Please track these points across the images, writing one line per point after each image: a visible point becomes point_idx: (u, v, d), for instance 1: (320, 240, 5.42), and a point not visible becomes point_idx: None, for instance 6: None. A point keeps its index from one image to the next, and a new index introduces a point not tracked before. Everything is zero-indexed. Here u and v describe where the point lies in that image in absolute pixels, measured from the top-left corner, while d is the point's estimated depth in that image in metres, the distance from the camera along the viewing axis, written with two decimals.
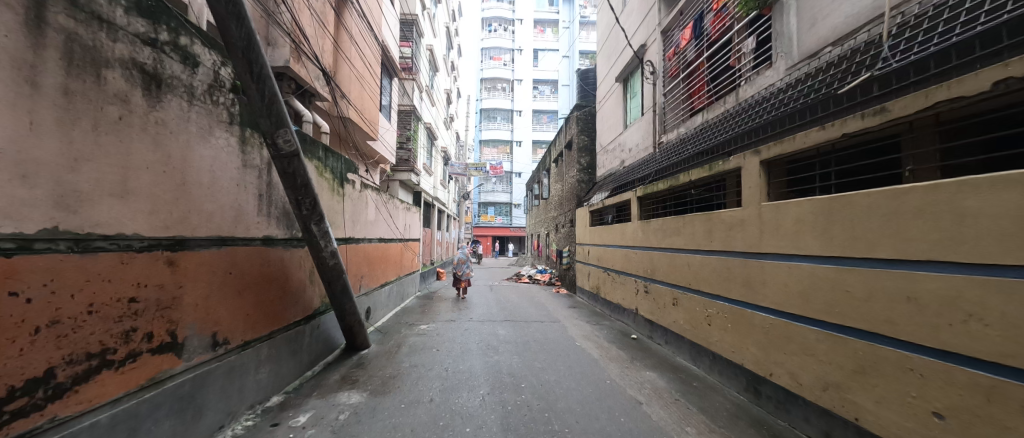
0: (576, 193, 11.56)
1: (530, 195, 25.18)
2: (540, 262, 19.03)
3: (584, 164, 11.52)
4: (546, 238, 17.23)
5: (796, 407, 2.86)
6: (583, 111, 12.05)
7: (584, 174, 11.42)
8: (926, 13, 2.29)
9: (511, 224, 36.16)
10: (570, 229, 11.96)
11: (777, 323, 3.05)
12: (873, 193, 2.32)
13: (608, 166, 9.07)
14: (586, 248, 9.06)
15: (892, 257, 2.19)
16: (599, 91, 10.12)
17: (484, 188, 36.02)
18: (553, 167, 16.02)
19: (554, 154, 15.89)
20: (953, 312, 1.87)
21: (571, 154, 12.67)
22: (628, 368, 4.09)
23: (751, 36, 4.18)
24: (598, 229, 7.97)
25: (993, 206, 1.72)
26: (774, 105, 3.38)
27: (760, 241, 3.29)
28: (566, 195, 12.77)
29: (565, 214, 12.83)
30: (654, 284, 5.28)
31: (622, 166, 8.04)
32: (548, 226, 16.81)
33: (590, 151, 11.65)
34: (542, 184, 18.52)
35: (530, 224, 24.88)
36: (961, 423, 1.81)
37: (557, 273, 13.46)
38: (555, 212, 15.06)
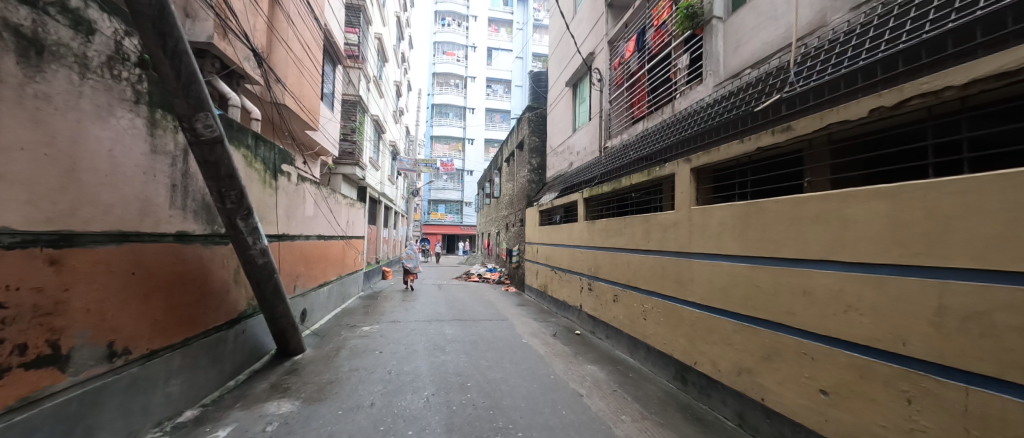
0: (527, 193, 11.75)
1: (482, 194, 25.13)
2: (490, 261, 19.04)
3: (535, 165, 11.77)
4: (496, 237, 17.27)
5: (715, 391, 3.18)
6: (535, 113, 12.28)
7: (534, 174, 11.65)
8: (823, 48, 2.67)
9: (462, 222, 35.80)
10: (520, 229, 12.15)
11: (702, 316, 3.35)
12: (781, 201, 2.64)
13: (557, 168, 9.33)
14: (535, 246, 9.25)
15: (794, 257, 2.52)
16: (550, 94, 10.38)
17: (435, 185, 35.23)
18: (505, 166, 16.17)
19: (505, 154, 16.04)
20: (838, 303, 2.21)
21: (522, 154, 12.86)
22: (572, 363, 4.25)
23: (686, 53, 4.54)
24: (547, 228, 8.16)
25: (870, 214, 2.05)
26: (703, 118, 3.71)
27: (689, 241, 3.60)
28: (517, 194, 12.93)
29: (515, 213, 13.00)
30: (597, 282, 5.55)
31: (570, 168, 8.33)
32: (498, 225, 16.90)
33: (541, 152, 11.92)
34: (494, 183, 18.62)
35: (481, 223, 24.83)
36: (841, 398, 2.15)
37: (507, 271, 13.60)
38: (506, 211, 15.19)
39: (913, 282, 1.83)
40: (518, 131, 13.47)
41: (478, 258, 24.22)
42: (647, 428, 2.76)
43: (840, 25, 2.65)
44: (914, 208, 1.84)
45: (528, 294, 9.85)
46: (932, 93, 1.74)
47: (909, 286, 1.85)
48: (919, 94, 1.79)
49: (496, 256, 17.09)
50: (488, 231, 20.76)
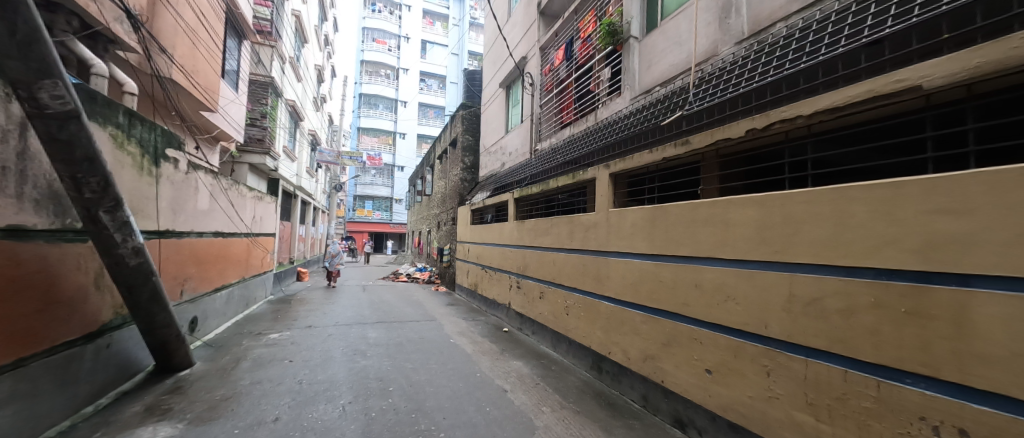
0: (459, 192, 11.63)
1: (413, 192, 24.27)
2: (420, 261, 18.43)
3: (468, 163, 11.72)
4: (427, 236, 16.79)
5: (625, 378, 3.49)
6: (468, 112, 12.22)
7: (467, 173, 11.61)
8: (714, 74, 3.08)
9: (391, 220, 34.11)
10: (451, 227, 11.99)
11: (616, 309, 3.65)
12: (679, 205, 2.99)
13: (489, 167, 9.40)
14: (466, 245, 9.20)
15: (689, 255, 2.89)
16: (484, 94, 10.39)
17: (363, 180, 32.99)
18: (437, 163, 15.84)
19: (438, 151, 15.71)
20: (720, 293, 2.60)
21: (455, 152, 12.71)
22: (498, 360, 4.32)
23: (607, 67, 4.90)
24: (478, 227, 8.17)
25: (747, 219, 2.46)
26: (619, 128, 4.03)
27: (606, 241, 3.89)
28: (449, 192, 12.74)
29: (447, 211, 12.79)
30: (525, 280, 5.72)
31: (502, 168, 8.45)
32: (430, 223, 16.44)
33: (474, 151, 11.91)
34: (425, 180, 18.09)
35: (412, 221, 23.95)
36: (721, 374, 2.53)
37: (437, 271, 13.33)
38: (437, 210, 14.86)
39: (774, 275, 2.26)
40: (451, 128, 13.28)
41: (407, 258, 23.32)
42: (565, 417, 2.93)
43: (727, 57, 3.10)
44: (776, 215, 2.28)
45: (459, 293, 9.77)
46: (790, 120, 2.20)
47: (771, 279, 2.28)
48: (780, 120, 2.26)
49: (427, 256, 16.62)
50: (418, 230, 20.15)
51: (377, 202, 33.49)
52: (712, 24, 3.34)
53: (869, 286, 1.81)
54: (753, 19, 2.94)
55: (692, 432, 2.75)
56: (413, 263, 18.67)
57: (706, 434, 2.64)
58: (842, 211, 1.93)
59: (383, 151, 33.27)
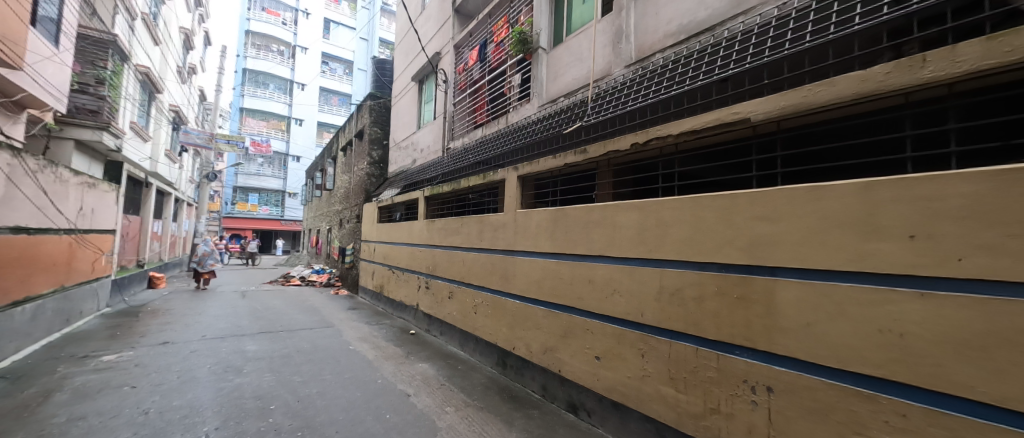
0: (365, 187, 10.85)
1: (311, 185, 21.83)
2: (318, 262, 16.64)
3: (376, 157, 11.03)
4: (327, 235, 15.26)
5: (527, 371, 3.68)
6: (377, 102, 11.49)
7: (375, 167, 10.92)
8: (607, 90, 3.42)
9: (283, 216, 29.99)
10: (355, 226, 11.10)
11: (520, 306, 3.82)
12: (578, 208, 3.26)
13: (400, 163, 8.97)
14: (372, 244, 8.64)
15: (584, 253, 3.17)
16: (395, 86, 9.89)
17: (246, 169, 28.34)
18: (340, 156, 14.55)
19: (341, 142, 14.44)
20: (608, 287, 2.92)
21: (361, 145, 11.82)
22: (402, 364, 4.15)
23: (518, 73, 5.08)
24: (386, 226, 7.73)
25: (630, 222, 2.81)
26: (527, 133, 4.21)
27: (513, 241, 4.03)
28: (354, 188, 11.79)
29: (351, 208, 11.81)
30: (434, 280, 5.61)
31: (413, 165, 8.15)
32: (330, 221, 14.95)
33: (383, 145, 11.26)
34: (326, 173, 16.45)
35: (309, 219, 21.50)
36: (607, 360, 2.85)
37: (337, 273, 12.25)
38: (339, 206, 13.61)
39: (649, 270, 2.63)
40: (357, 118, 12.31)
41: (301, 259, 20.95)
42: (468, 415, 2.96)
43: (618, 77, 3.47)
44: (652, 219, 2.66)
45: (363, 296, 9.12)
46: (663, 137, 2.59)
47: (646, 274, 2.65)
48: (657, 138, 2.64)
49: (326, 257, 15.08)
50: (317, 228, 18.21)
51: (265, 195, 29.18)
52: (607, 47, 3.75)
53: (714, 277, 2.25)
54: (639, 48, 3.38)
55: (582, 414, 3.04)
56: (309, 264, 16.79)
57: (594, 415, 2.94)
58: (698, 217, 2.36)
59: (275, 137, 29.17)
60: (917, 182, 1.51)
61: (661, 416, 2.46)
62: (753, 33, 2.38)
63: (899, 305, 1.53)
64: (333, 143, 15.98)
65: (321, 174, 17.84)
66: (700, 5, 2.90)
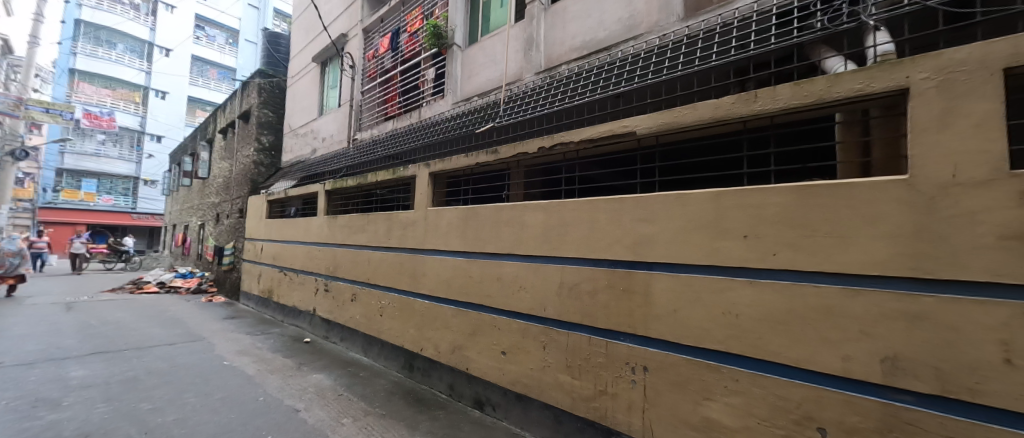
0: (251, 177, 9.46)
1: (178, 172, 18.13)
2: (187, 264, 13.91)
3: (265, 144, 9.70)
4: (199, 232, 12.83)
5: (435, 371, 3.61)
6: (269, 81, 10.09)
7: (263, 155, 9.59)
8: (518, 95, 3.54)
9: (135, 209, 24.25)
10: (238, 221, 9.57)
11: (429, 306, 3.73)
12: (489, 207, 3.30)
13: (297, 153, 8.02)
14: (258, 243, 7.54)
15: (493, 252, 3.22)
16: (293, 66, 8.79)
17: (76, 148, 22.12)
18: (220, 139, 12.41)
19: (221, 123, 12.31)
20: (515, 284, 3.02)
21: (247, 128, 10.24)
22: (292, 377, 3.71)
23: (432, 67, 4.96)
24: (277, 222, 6.81)
25: (537, 221, 2.94)
26: (440, 130, 4.13)
27: (423, 239, 3.90)
28: (236, 178, 10.16)
29: (232, 201, 10.15)
30: (334, 282, 5.14)
31: (313, 155, 7.36)
32: (204, 216, 12.62)
33: (275, 130, 9.96)
34: (198, 158, 13.83)
35: (173, 213, 17.80)
36: (513, 354, 2.96)
37: (212, 276, 10.41)
38: (217, 198, 11.59)
39: (552, 267, 2.81)
40: (243, 98, 10.62)
41: (161, 261, 17.26)
42: (368, 424, 2.79)
43: (528, 83, 3.62)
44: (556, 219, 2.82)
45: (246, 303, 7.90)
46: (566, 143, 2.79)
47: (550, 270, 2.82)
48: (561, 144, 2.82)
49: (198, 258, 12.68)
50: (185, 224, 15.21)
51: (108, 182, 23.20)
52: (519, 53, 3.88)
53: (606, 272, 2.50)
54: (548, 57, 3.59)
55: (488, 409, 3.10)
56: (172, 268, 13.89)
57: (499, 408, 3.02)
58: (593, 218, 2.59)
59: (123, 110, 23.44)
60: (750, 192, 1.89)
61: (559, 402, 2.64)
62: (640, 57, 2.69)
63: (736, 292, 1.90)
64: (210, 123, 13.54)
65: (192, 160, 14.94)
66: (599, 26, 3.20)
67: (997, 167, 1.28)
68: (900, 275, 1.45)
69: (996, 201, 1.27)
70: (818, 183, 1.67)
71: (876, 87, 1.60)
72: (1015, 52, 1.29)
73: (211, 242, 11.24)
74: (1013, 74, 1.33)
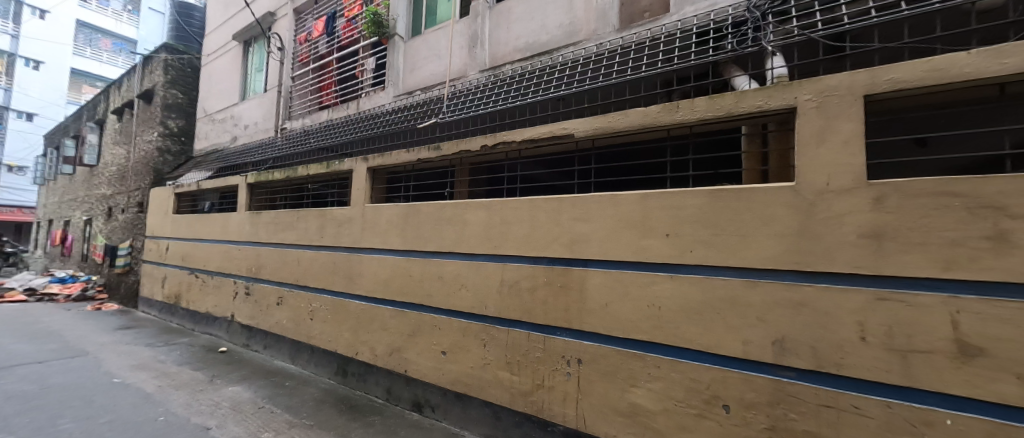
0: (154, 166, 8.30)
1: (55, 157, 15.19)
2: (67, 267, 11.74)
3: (173, 129, 8.60)
4: (85, 229, 10.92)
5: (371, 376, 3.46)
6: (178, 58, 8.90)
7: (169, 141, 8.48)
8: (461, 92, 3.50)
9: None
10: (137, 217, 8.31)
11: (365, 307, 3.56)
12: (431, 204, 3.22)
13: (213, 141, 7.18)
14: (164, 242, 6.61)
15: (435, 250, 3.16)
16: (209, 42, 7.83)
17: None
18: (113, 121, 10.67)
19: (114, 102, 10.59)
20: (456, 282, 2.99)
21: (149, 109, 8.94)
22: (202, 391, 3.31)
23: (371, 56, 4.73)
24: (187, 218, 6.04)
25: (479, 219, 2.93)
26: (380, 123, 3.94)
27: (359, 238, 3.70)
28: (134, 166, 8.83)
29: (129, 194, 8.79)
30: (257, 285, 4.68)
31: (233, 144, 6.64)
32: (92, 210, 10.78)
33: (187, 114, 8.87)
34: (83, 142, 11.74)
35: (49, 206, 14.90)
36: (453, 354, 2.93)
37: (104, 281, 8.93)
38: (109, 190, 9.96)
39: (493, 265, 2.82)
40: (144, 74, 9.23)
41: (31, 265, 14.35)
42: None
43: (472, 80, 3.60)
44: (498, 217, 2.83)
45: (147, 311, 6.88)
46: (509, 143, 2.81)
47: (491, 268, 2.83)
48: (503, 143, 2.84)
49: (83, 261, 10.76)
50: (65, 220, 12.82)
51: None
52: (463, 49, 3.84)
53: (545, 269, 2.57)
54: (492, 56, 3.60)
55: (427, 411, 3.04)
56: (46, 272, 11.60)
57: (438, 409, 2.98)
58: (534, 216, 2.65)
59: None
60: (672, 194, 2.06)
61: (498, 399, 2.67)
62: (579, 63, 2.80)
63: (660, 285, 2.06)
64: (100, 102, 11.57)
65: (75, 144, 12.65)
66: (542, 29, 3.28)
67: (859, 177, 1.53)
68: (788, 268, 1.68)
69: (857, 205, 1.53)
70: (727, 188, 1.87)
71: (772, 105, 1.82)
72: (872, 82, 1.56)
73: (101, 240, 9.62)
74: (872, 100, 1.61)
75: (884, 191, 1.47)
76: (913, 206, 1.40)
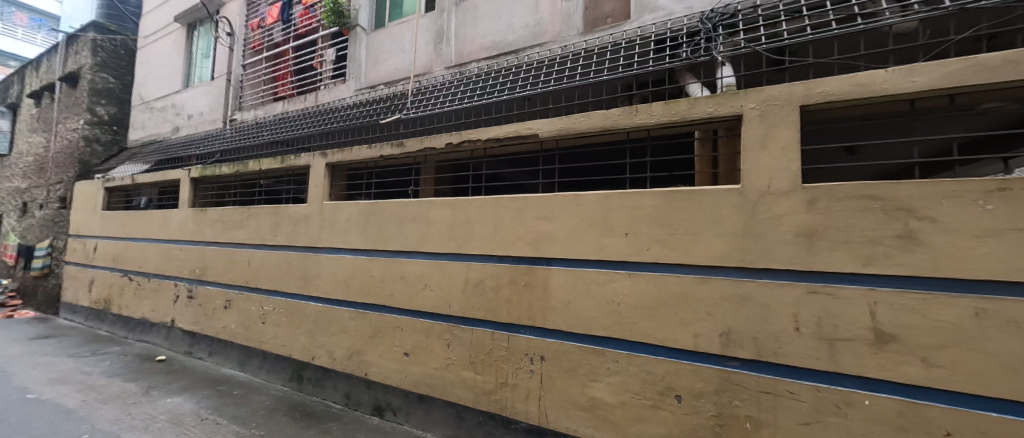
0: (79, 157, 7.51)
1: None
2: None
3: (103, 117, 7.85)
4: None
5: (329, 381, 3.32)
6: (108, 38, 8.10)
7: (98, 130, 7.74)
8: (427, 88, 3.43)
9: None
10: (59, 214, 7.46)
11: (323, 310, 3.41)
12: (394, 202, 3.14)
13: (151, 131, 6.59)
14: (91, 241, 5.97)
15: (397, 250, 3.08)
16: (147, 23, 7.17)
17: None
18: (27, 105, 9.52)
19: (29, 83, 9.44)
20: (419, 282, 2.94)
21: (72, 93, 8.06)
22: (135, 405, 3.03)
23: (331, 48, 4.53)
24: (119, 215, 5.50)
25: (443, 218, 2.89)
26: (340, 117, 3.77)
27: (317, 236, 3.54)
28: (54, 156, 7.93)
29: (48, 187, 7.88)
30: (202, 287, 4.35)
31: (175, 135, 6.12)
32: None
33: (120, 101, 8.15)
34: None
35: None
36: (416, 355, 2.87)
37: (17, 285, 7.93)
38: (21, 182, 8.86)
39: (457, 264, 2.79)
40: (67, 54, 8.31)
41: None
42: None
43: (439, 76, 3.54)
44: (463, 216, 2.80)
45: (71, 318, 6.20)
46: (474, 141, 2.79)
47: (455, 267, 2.80)
48: (469, 141, 2.82)
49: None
50: None
51: None
52: (429, 44, 3.77)
53: (509, 268, 2.58)
54: (458, 53, 3.56)
55: (388, 415, 2.96)
56: None
57: (400, 412, 2.91)
58: (498, 215, 2.65)
59: None
60: (631, 195, 2.13)
61: (462, 399, 2.65)
62: (545, 64, 2.83)
63: (619, 283, 2.13)
64: (12, 83, 10.27)
65: None
66: (508, 29, 3.30)
67: (795, 181, 1.67)
68: (733, 266, 1.80)
69: (792, 207, 1.66)
70: (680, 189, 1.97)
71: (721, 112, 1.93)
72: (807, 94, 1.70)
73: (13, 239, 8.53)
74: (806, 111, 1.75)
75: (815, 194, 1.61)
76: (839, 208, 1.55)
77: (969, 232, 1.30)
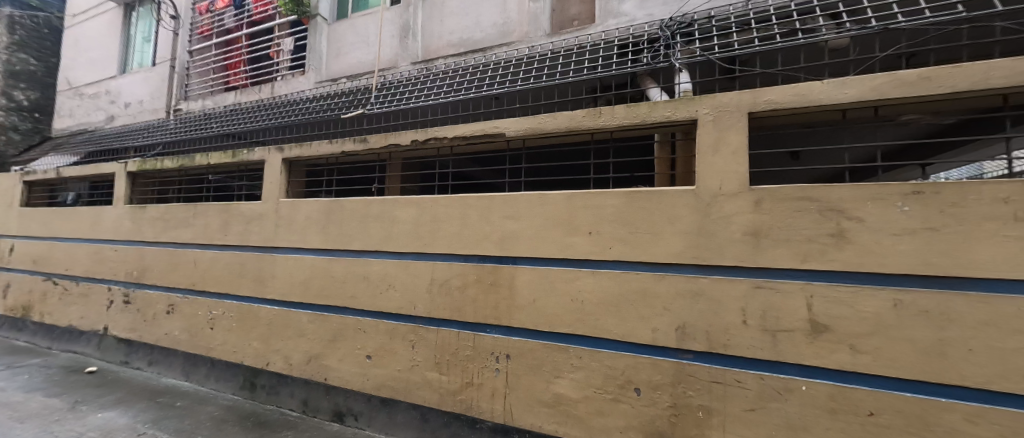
0: None
1: None
2: None
3: (21, 102, 7.09)
4: None
5: (284, 387, 3.16)
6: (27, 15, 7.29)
7: (15, 117, 6.97)
8: (392, 83, 3.34)
9: None
10: None
11: (278, 313, 3.24)
12: (356, 200, 3.03)
13: (81, 120, 5.97)
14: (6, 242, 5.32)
15: (360, 249, 2.98)
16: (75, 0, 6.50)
17: None
18: None
19: None
20: (383, 283, 2.86)
21: None
22: (58, 422, 2.74)
23: (290, 37, 4.31)
24: (41, 212, 4.96)
25: (408, 216, 2.83)
26: (298, 110, 3.59)
27: (273, 236, 3.35)
28: None
29: None
30: (140, 291, 4.01)
31: (109, 124, 5.59)
32: None
33: (44, 85, 7.43)
34: None
35: None
36: (379, 358, 2.79)
37: None
38: None
39: (423, 264, 2.75)
40: None
41: None
42: None
43: (404, 72, 3.45)
44: (428, 214, 2.76)
45: None
46: (440, 139, 2.75)
47: (421, 267, 2.75)
48: (435, 138, 2.77)
49: None
50: None
51: None
52: (395, 38, 3.67)
53: (475, 267, 2.57)
54: (425, 49, 3.50)
55: (349, 420, 2.86)
56: None
57: (362, 417, 2.82)
58: (464, 214, 2.62)
59: None
60: (594, 195, 2.18)
61: (426, 400, 2.61)
62: (512, 64, 2.84)
63: (582, 281, 2.18)
64: None
65: None
66: (476, 26, 3.27)
67: (743, 183, 1.78)
68: (688, 263, 1.88)
69: (741, 207, 1.77)
70: (640, 190, 2.04)
71: (678, 116, 2.02)
72: (755, 101, 1.81)
73: None
74: (754, 117, 1.87)
75: (761, 195, 1.72)
76: (782, 208, 1.67)
77: (890, 230, 1.44)
